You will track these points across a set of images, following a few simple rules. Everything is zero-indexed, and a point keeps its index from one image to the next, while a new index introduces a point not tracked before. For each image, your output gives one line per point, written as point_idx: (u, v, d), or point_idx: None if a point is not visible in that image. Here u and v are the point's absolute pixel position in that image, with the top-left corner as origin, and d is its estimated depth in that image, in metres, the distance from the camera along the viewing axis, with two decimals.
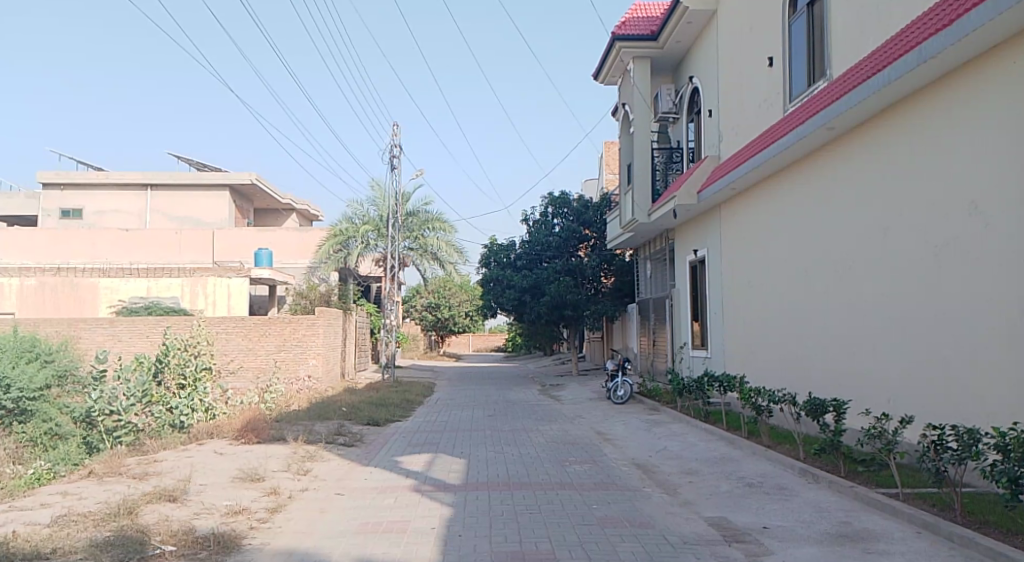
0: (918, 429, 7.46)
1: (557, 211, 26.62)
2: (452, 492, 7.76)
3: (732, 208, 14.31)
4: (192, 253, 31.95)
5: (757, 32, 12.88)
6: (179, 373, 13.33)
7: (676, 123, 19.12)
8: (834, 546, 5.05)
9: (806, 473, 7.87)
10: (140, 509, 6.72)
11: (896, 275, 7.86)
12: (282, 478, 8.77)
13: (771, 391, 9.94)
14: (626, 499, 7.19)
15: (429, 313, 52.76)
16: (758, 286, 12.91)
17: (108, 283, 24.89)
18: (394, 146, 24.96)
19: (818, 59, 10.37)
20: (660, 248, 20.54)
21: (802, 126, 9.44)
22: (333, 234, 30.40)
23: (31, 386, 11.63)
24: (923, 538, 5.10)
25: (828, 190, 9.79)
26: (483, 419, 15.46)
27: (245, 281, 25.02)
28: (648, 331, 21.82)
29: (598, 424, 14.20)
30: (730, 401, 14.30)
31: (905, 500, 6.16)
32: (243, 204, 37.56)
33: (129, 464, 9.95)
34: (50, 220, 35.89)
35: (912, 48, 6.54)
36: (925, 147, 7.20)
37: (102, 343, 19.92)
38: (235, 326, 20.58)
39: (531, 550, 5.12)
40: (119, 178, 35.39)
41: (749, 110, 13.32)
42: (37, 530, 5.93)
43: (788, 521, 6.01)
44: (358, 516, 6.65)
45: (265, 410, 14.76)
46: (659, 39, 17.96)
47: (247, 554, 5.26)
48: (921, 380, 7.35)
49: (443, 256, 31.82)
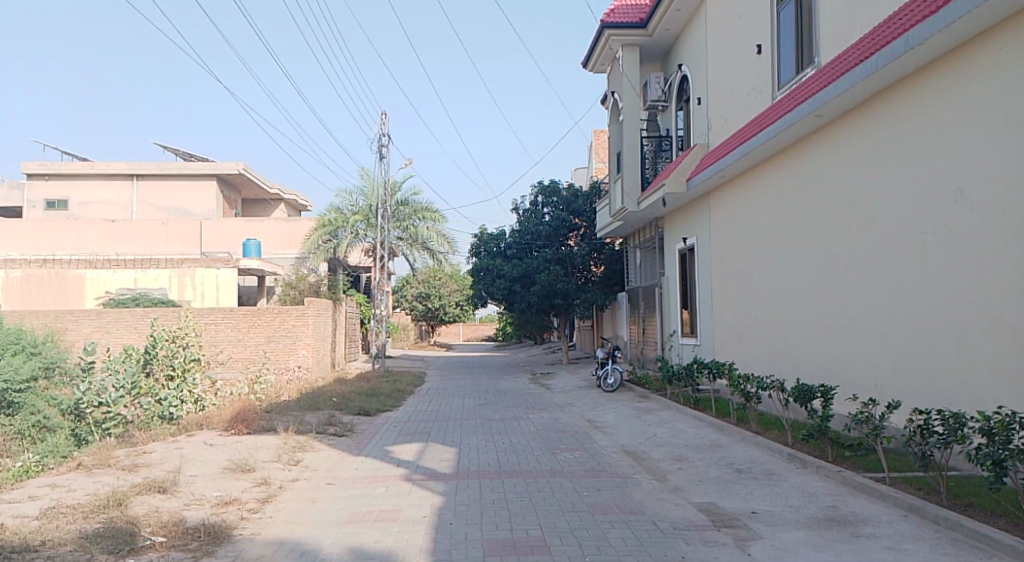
0: (905, 414, 7.54)
1: (547, 201, 26.52)
2: (443, 480, 7.79)
3: (721, 195, 14.35)
4: (179, 244, 31.66)
5: (745, 20, 12.86)
6: (168, 364, 13.17)
7: (666, 111, 19.00)
8: (822, 530, 5.11)
9: (793, 458, 7.95)
10: (129, 501, 6.69)
11: (883, 262, 7.91)
12: (272, 468, 8.76)
13: (759, 378, 10.01)
14: (617, 486, 7.22)
15: (419, 303, 52.62)
16: (747, 275, 12.99)
17: (95, 275, 24.67)
18: (382, 135, 24.74)
19: (806, 47, 10.38)
20: (650, 237, 20.56)
21: (788, 115, 9.50)
22: (321, 225, 30.57)
23: (18, 377, 11.34)
24: (911, 522, 5.17)
25: (815, 177, 9.87)
26: (474, 407, 15.50)
27: (234, 272, 24.81)
28: (638, 320, 21.91)
29: (588, 412, 14.24)
30: (718, 388, 14.38)
31: (892, 484, 6.24)
32: (230, 193, 37.20)
33: (119, 456, 9.90)
34: (35, 212, 35.33)
35: (899, 34, 6.55)
36: (912, 136, 7.24)
37: (89, 335, 19.78)
38: (224, 317, 20.46)
39: (521, 538, 5.14)
40: (105, 169, 35.01)
41: (739, 98, 13.29)
42: (26, 523, 5.89)
43: (777, 506, 6.05)
44: (348, 506, 6.63)
45: (255, 401, 14.72)
46: (648, 27, 17.91)
47: (236, 545, 5.25)
48: (909, 366, 7.44)
49: (433, 246, 31.85)
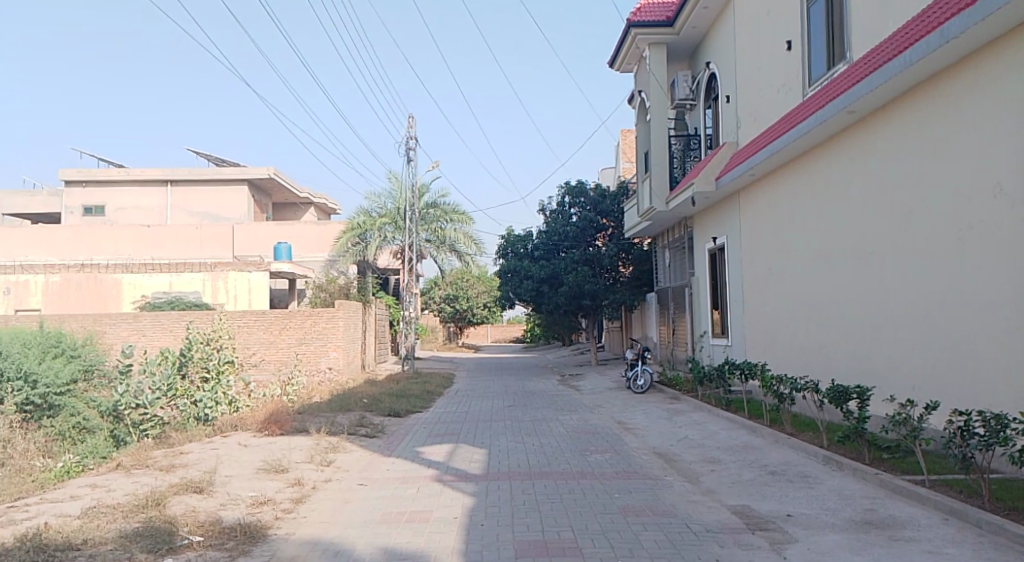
0: (944, 415, 7.37)
1: (574, 201, 26.44)
2: (473, 481, 7.82)
3: (751, 194, 14.17)
4: (213, 248, 32.30)
5: (774, 16, 12.68)
6: (203, 366, 13.39)
7: (694, 109, 18.88)
8: (859, 533, 5.02)
9: (829, 460, 7.83)
10: (167, 501, 6.83)
11: (920, 261, 7.76)
12: (305, 469, 8.89)
13: (792, 379, 9.85)
14: (648, 488, 7.17)
15: (447, 304, 52.99)
16: (779, 275, 12.83)
17: (131, 279, 25.30)
18: (409, 138, 24.91)
19: (837, 42, 10.21)
20: (679, 236, 20.38)
21: (820, 112, 9.35)
22: (350, 228, 30.92)
23: (58, 381, 11.81)
24: (950, 525, 5.05)
25: (848, 174, 9.69)
26: (503, 409, 15.54)
27: (265, 275, 25.24)
28: (668, 320, 21.76)
29: (617, 413, 14.17)
30: (751, 389, 14.21)
31: (932, 487, 6.09)
32: (261, 197, 37.76)
33: (156, 456, 10.13)
34: (73, 218, 36.34)
35: (934, 28, 6.41)
36: (947, 132, 7.10)
37: (126, 338, 20.25)
38: (256, 320, 20.78)
39: (553, 539, 5.14)
40: (140, 175, 35.85)
41: (768, 95, 13.11)
42: (67, 523, 6.05)
43: (813, 508, 5.97)
44: (380, 507, 6.70)
45: (287, 402, 14.94)
46: (675, 25, 17.74)
47: (271, 544, 5.33)
48: (946, 367, 7.29)
49: (461, 248, 32.01)
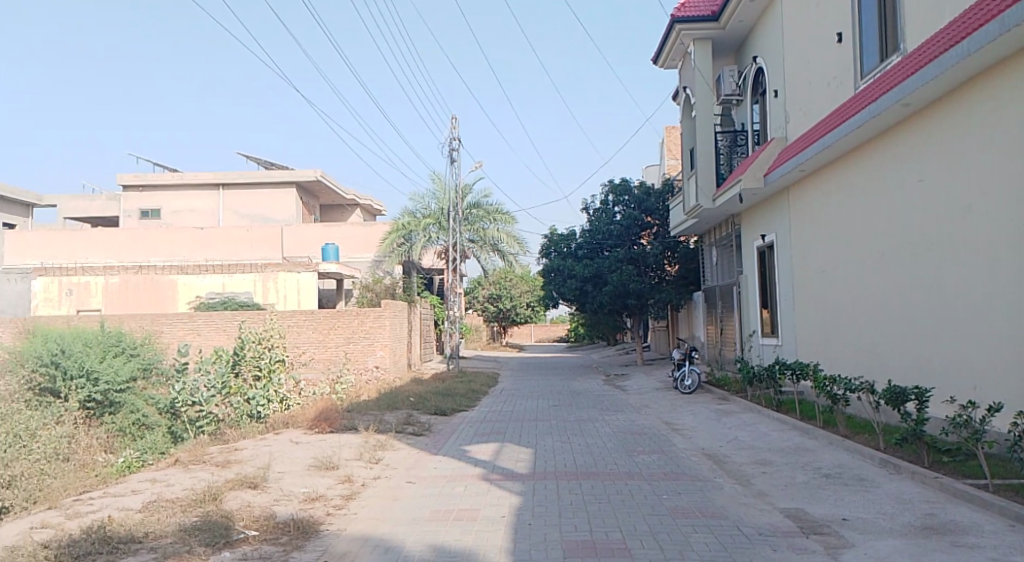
0: (1008, 418, 7.08)
1: (618, 199, 26.35)
2: (520, 481, 7.84)
3: (801, 188, 13.83)
4: (262, 249, 33.14)
5: (824, 8, 12.34)
6: (255, 365, 13.72)
7: (740, 105, 18.54)
8: (918, 539, 4.86)
9: (886, 464, 7.60)
10: (223, 495, 7.06)
11: (980, 256, 7.46)
12: (354, 466, 9.06)
13: (846, 379, 9.58)
14: (697, 490, 7.07)
15: (491, 304, 53.24)
16: (831, 271, 12.50)
17: (186, 280, 26.16)
18: (452, 139, 25.13)
19: (890, 31, 9.87)
20: (726, 234, 20.03)
21: (873, 104, 9.06)
22: (395, 229, 31.31)
23: (118, 378, 12.33)
24: (1017, 532, 4.84)
25: (903, 167, 9.37)
26: (548, 408, 15.54)
27: (313, 276, 25.82)
28: (715, 319, 21.41)
29: (664, 413, 14.03)
30: (802, 389, 13.89)
31: (996, 492, 5.86)
32: (308, 199, 38.59)
33: (212, 452, 10.47)
34: (131, 221, 37.77)
35: (994, 16, 6.12)
36: (1008, 123, 6.79)
37: (182, 337, 20.96)
38: (306, 320, 21.28)
39: (600, 540, 5.13)
40: (193, 179, 37.05)
41: (818, 89, 12.79)
42: (131, 515, 6.31)
43: (869, 512, 5.80)
44: (428, 504, 6.79)
45: (336, 401, 15.23)
46: (720, 20, 17.34)
47: (323, 539, 5.46)
48: (1009, 366, 6.99)
49: (504, 247, 32.06)
